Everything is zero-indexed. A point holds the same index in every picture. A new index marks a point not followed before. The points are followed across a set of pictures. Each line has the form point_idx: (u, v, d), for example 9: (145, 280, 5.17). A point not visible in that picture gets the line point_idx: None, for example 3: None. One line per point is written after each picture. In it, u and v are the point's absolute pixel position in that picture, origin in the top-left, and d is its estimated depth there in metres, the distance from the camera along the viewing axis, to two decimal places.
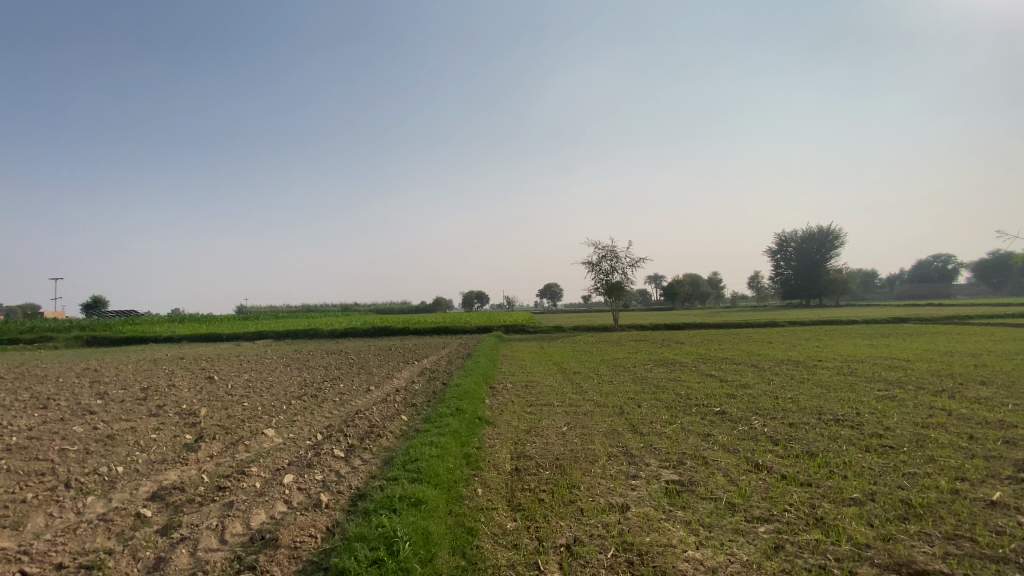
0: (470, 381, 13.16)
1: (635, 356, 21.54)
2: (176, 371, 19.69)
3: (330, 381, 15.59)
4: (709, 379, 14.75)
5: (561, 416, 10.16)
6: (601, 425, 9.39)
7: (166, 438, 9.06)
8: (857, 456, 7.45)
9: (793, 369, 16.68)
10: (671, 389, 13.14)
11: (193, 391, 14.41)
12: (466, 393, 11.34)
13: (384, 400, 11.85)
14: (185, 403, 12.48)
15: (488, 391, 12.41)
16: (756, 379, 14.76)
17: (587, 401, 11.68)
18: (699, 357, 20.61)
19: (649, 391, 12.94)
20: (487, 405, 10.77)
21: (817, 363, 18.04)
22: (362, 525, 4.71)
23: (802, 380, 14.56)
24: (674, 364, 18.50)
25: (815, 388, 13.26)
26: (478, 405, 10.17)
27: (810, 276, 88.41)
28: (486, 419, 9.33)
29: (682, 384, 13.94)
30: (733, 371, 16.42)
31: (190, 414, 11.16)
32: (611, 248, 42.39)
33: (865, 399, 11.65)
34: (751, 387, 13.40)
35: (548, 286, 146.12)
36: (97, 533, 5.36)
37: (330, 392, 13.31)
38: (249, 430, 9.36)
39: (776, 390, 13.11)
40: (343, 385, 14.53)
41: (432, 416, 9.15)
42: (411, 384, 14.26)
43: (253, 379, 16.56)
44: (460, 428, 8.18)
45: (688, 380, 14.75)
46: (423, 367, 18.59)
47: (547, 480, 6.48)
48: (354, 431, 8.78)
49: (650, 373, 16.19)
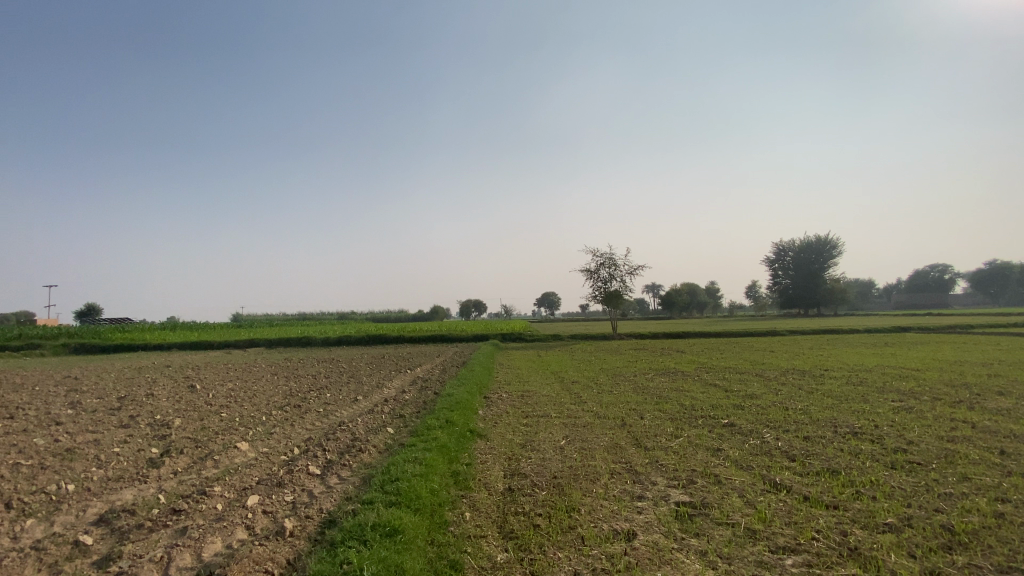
0: (462, 391, 12.48)
1: (636, 365, 20.82)
2: (158, 380, 18.95)
3: (317, 390, 14.88)
4: (714, 390, 14.05)
5: (558, 429, 9.48)
6: (602, 439, 8.71)
7: (129, 452, 8.35)
8: (885, 475, 6.78)
9: (801, 379, 16.03)
10: (674, 400, 12.48)
11: (170, 401, 13.66)
12: (458, 403, 10.65)
13: (372, 410, 11.18)
14: (159, 414, 11.74)
15: (482, 402, 11.73)
16: (763, 389, 14.10)
17: (586, 413, 11.00)
18: (701, 366, 19.92)
19: (652, 401, 12.25)
20: (480, 416, 10.10)
21: (824, 373, 17.37)
22: (325, 560, 4.04)
23: (811, 390, 13.90)
24: (677, 374, 17.80)
25: (826, 399, 12.59)
26: (470, 416, 9.52)
27: (809, 285, 87.98)
28: (478, 432, 8.65)
29: (686, 395, 13.25)
30: (738, 380, 15.75)
31: (163, 425, 10.44)
32: (610, 256, 41.85)
33: (881, 411, 11.00)
34: (759, 398, 12.73)
35: (546, 295, 145.64)
36: (26, 564, 4.66)
37: (315, 402, 12.60)
38: (221, 444, 8.65)
39: (786, 400, 12.43)
40: (329, 394, 13.81)
41: (419, 428, 8.48)
42: (400, 393, 13.56)
43: (236, 388, 15.81)
44: (448, 442, 7.53)
45: (692, 390, 14.11)
46: (416, 375, 17.87)
47: (543, 502, 5.80)
48: (334, 446, 8.10)
49: (652, 383, 15.54)
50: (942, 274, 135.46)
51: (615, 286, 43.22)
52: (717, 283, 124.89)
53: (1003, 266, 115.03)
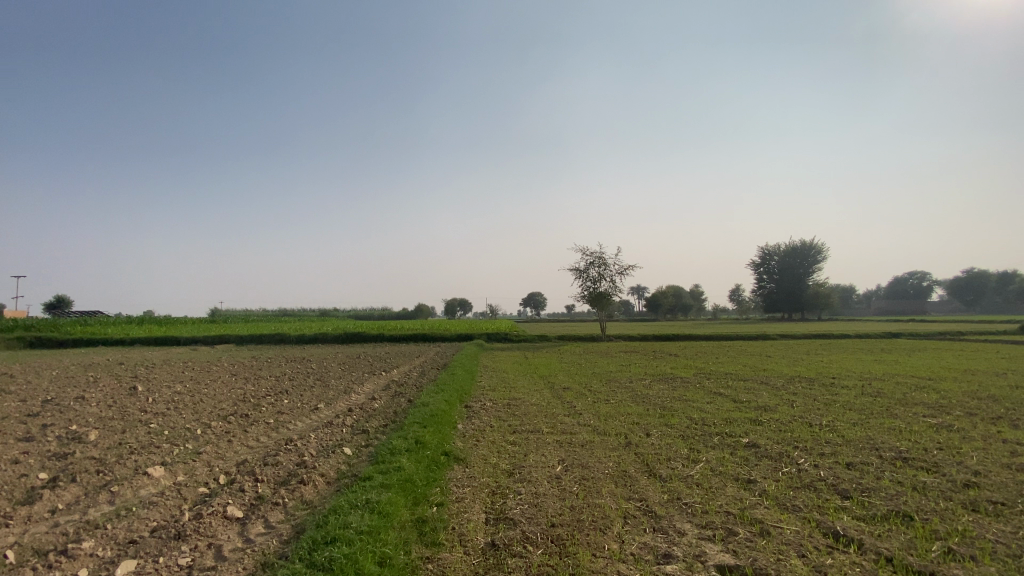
0: (439, 399, 10.86)
1: (629, 369, 19.33)
2: (102, 380, 17.04)
3: (273, 395, 13.12)
4: (721, 400, 12.60)
5: (552, 449, 7.92)
6: (606, 465, 7.17)
7: (8, 478, 6.57)
8: (974, 524, 5.30)
9: (811, 388, 14.69)
10: (680, 412, 11.00)
11: (99, 406, 11.80)
12: (434, 416, 9.05)
13: (330, 423, 9.49)
14: (75, 424, 9.86)
15: (461, 413, 10.10)
16: (775, 400, 12.74)
17: (582, 428, 9.44)
18: (699, 372, 18.50)
19: (656, 414, 10.76)
20: (458, 433, 8.47)
21: (834, 382, 16.03)
22: None
23: (827, 402, 12.50)
24: (675, 380, 16.35)
25: (849, 413, 11.19)
26: (445, 434, 7.90)
27: (794, 289, 87.93)
28: (454, 455, 7.07)
29: (692, 406, 11.75)
30: (744, 389, 14.33)
31: (72, 439, 8.63)
32: (600, 255, 40.46)
33: (919, 429, 9.61)
34: (774, 411, 11.31)
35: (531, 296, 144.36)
36: None
37: (267, 412, 10.87)
38: (132, 469, 6.91)
39: (805, 415, 11.00)
40: (286, 402, 12.05)
41: (382, 452, 6.86)
42: (368, 401, 11.87)
43: (182, 392, 13.95)
44: (415, 474, 5.91)
45: (696, 400, 12.67)
46: (389, 379, 16.14)
47: (538, 569, 4.19)
48: (272, 474, 6.44)
49: (651, 391, 14.08)
50: (920, 281, 137.39)
51: (604, 286, 41.86)
52: (700, 287, 125.12)
53: (979, 274, 116.71)
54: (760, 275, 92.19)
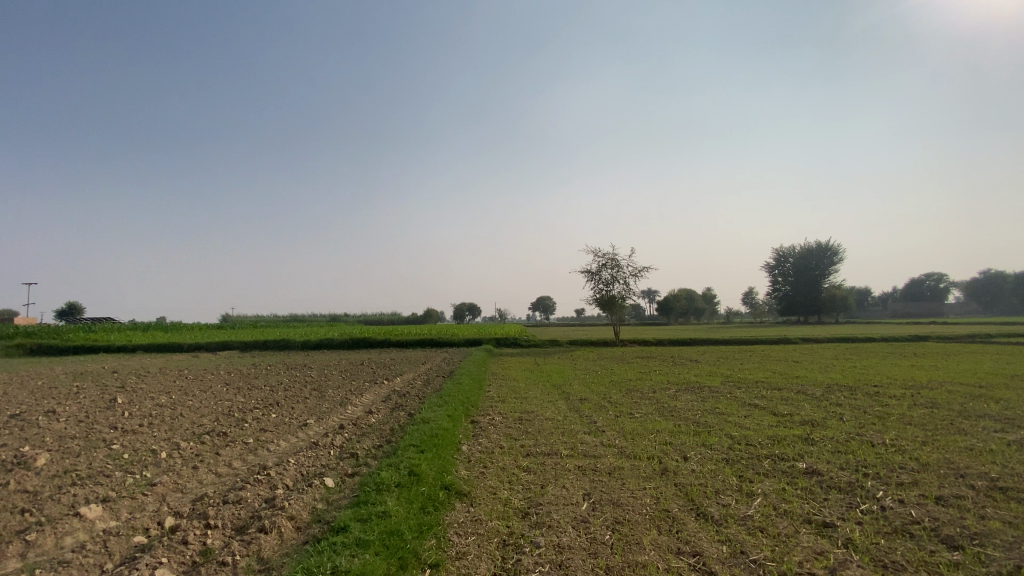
0: (442, 415, 9.58)
1: (649, 377, 17.94)
2: (86, 391, 15.97)
3: (262, 409, 11.91)
4: (760, 414, 11.18)
5: (575, 480, 6.63)
6: (643, 502, 5.86)
7: None
8: None
9: (855, 399, 13.22)
10: (716, 429, 9.66)
11: (67, 422, 10.63)
12: (434, 436, 7.80)
13: (316, 444, 8.26)
14: (29, 445, 8.67)
15: (466, 431, 8.83)
16: (818, 412, 11.34)
17: (607, 450, 8.13)
18: (726, 380, 17.05)
19: (689, 432, 9.39)
20: (462, 458, 7.22)
21: (877, 390, 14.54)
22: None
23: (879, 416, 11.05)
24: (701, 390, 14.95)
25: (911, 429, 9.73)
26: (446, 461, 6.64)
27: (810, 292, 85.66)
28: (456, 489, 5.81)
29: (729, 422, 10.36)
30: (780, 400, 12.91)
31: (15, 465, 7.42)
32: (612, 256, 39.17)
33: (1003, 448, 8.16)
34: (823, 426, 9.91)
35: (541, 300, 142.70)
36: None
37: (249, 429, 9.65)
38: (65, 510, 5.68)
39: (860, 432, 9.57)
40: (273, 417, 10.84)
41: (367, 487, 5.62)
42: (364, 416, 10.64)
43: (165, 404, 12.81)
44: (404, 524, 4.66)
45: (731, 413, 11.30)
46: (390, 390, 14.88)
47: None
48: (229, 518, 5.20)
49: (677, 402, 12.72)
50: (938, 283, 134.20)
51: (617, 289, 40.44)
52: (712, 291, 122.97)
53: (998, 275, 113.66)
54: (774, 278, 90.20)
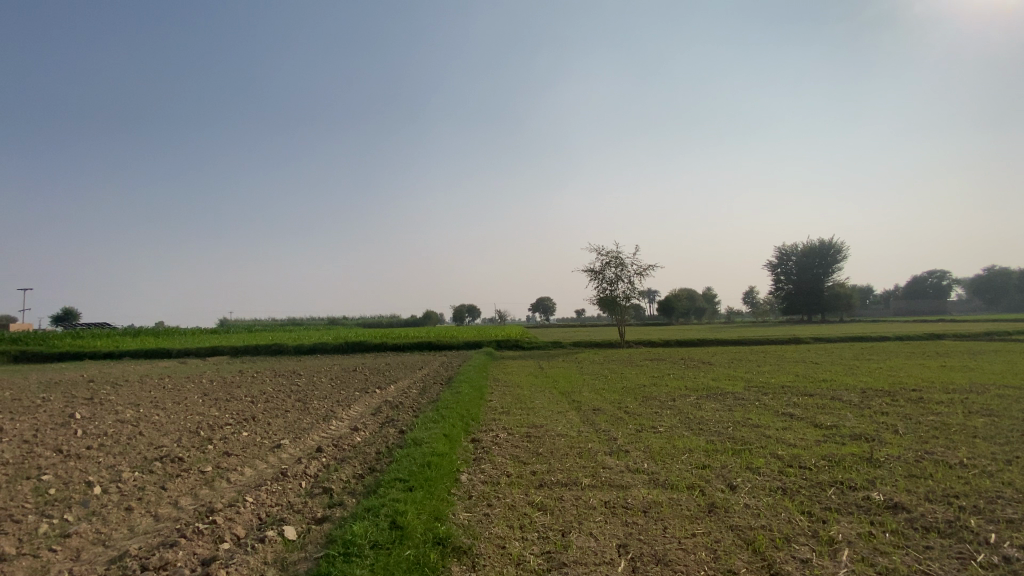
0: (437, 434, 8.17)
1: (664, 382, 16.53)
2: (49, 403, 14.52)
3: (235, 426, 10.47)
4: (802, 427, 9.79)
5: (604, 524, 5.24)
6: (699, 559, 4.47)
7: None
8: None
9: (901, 407, 11.81)
10: (759, 448, 8.25)
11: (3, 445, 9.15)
12: (426, 465, 6.43)
13: (285, 475, 6.85)
14: None
15: (466, 455, 7.44)
16: (868, 425, 9.93)
17: (637, 478, 6.73)
18: (749, 385, 15.63)
19: (728, 451, 8.01)
20: (460, 495, 5.82)
21: (921, 396, 13.12)
22: None
23: (939, 428, 9.65)
24: (725, 397, 13.54)
25: (985, 445, 8.33)
26: (440, 503, 5.25)
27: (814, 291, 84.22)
28: (452, 546, 4.41)
29: (770, 438, 8.97)
30: (819, 410, 11.50)
31: None
32: (616, 254, 37.77)
33: None
34: (883, 443, 8.51)
35: (542, 301, 141.02)
36: None
37: (212, 453, 8.21)
38: None
39: (929, 449, 8.16)
40: (244, 436, 9.39)
41: (333, 548, 4.23)
42: (347, 435, 9.21)
43: (127, 420, 11.39)
44: None
45: (769, 426, 9.89)
46: (382, 400, 13.46)
47: None
48: None
49: (704, 413, 11.28)
50: (941, 280, 132.91)
51: (621, 289, 39.03)
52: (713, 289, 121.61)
53: (1003, 271, 111.88)
54: (777, 277, 88.69)
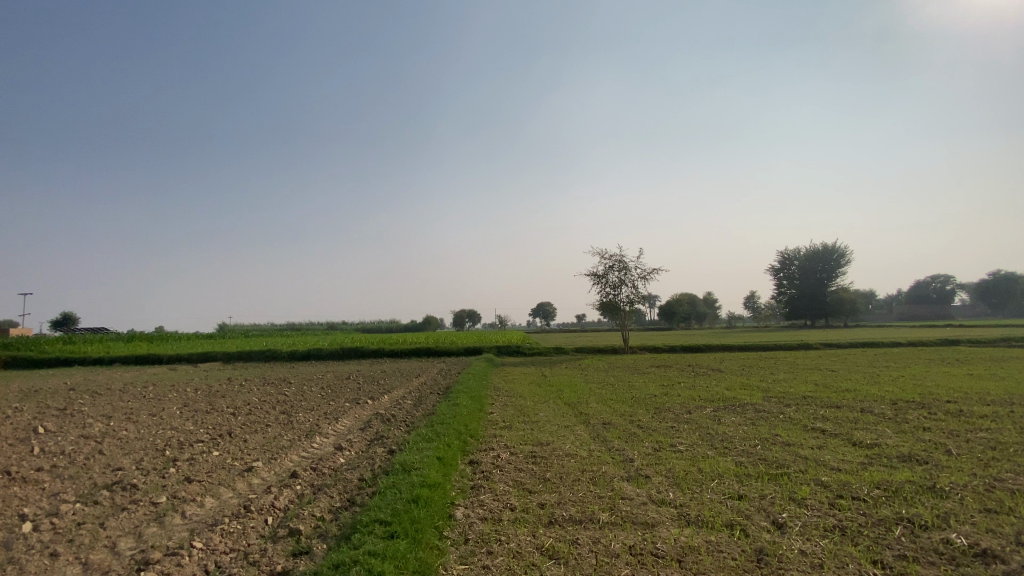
0: (430, 456, 7.13)
1: (676, 392, 15.49)
2: (16, 414, 13.46)
3: (207, 443, 9.40)
4: (840, 446, 8.73)
5: None
6: None
7: None
8: None
9: (942, 421, 10.75)
10: (797, 473, 7.21)
11: None
12: (414, 499, 5.40)
13: (249, 509, 5.80)
14: None
15: (462, 484, 6.40)
16: (914, 444, 8.87)
17: (666, 514, 5.69)
18: (768, 396, 14.57)
19: (764, 477, 6.97)
20: (452, 539, 4.77)
21: (958, 409, 12.06)
22: None
23: (996, 448, 8.59)
24: (746, 409, 12.49)
25: None
26: (426, 555, 4.20)
27: (817, 296, 83.17)
28: None
29: (807, 459, 7.94)
30: (854, 425, 10.43)
31: None
32: (620, 257, 36.76)
33: None
34: (939, 467, 7.47)
35: (543, 306, 139.97)
36: None
37: (172, 478, 7.16)
38: None
39: (995, 475, 7.12)
40: (213, 457, 8.31)
41: None
42: (329, 456, 8.13)
43: (92, 435, 10.35)
44: None
45: (803, 445, 8.85)
46: (373, 413, 12.38)
47: None
48: None
49: (727, 428, 10.22)
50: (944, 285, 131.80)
51: (625, 293, 38.00)
52: (714, 295, 120.67)
53: (1008, 276, 110.69)
54: (780, 282, 87.71)
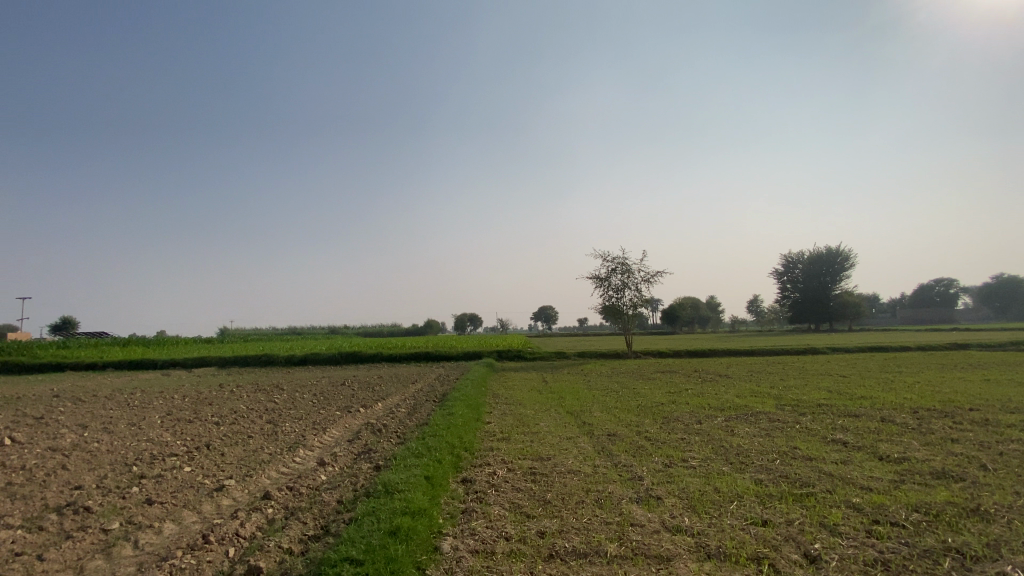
0: (417, 476, 6.43)
1: (683, 400, 14.80)
2: None
3: (180, 458, 8.69)
4: (866, 461, 8.02)
5: None
6: None
7: None
8: None
9: (970, 431, 10.03)
10: (824, 493, 6.50)
11: None
12: (394, 531, 4.70)
13: (208, 539, 5.10)
14: None
15: (451, 510, 5.70)
16: (947, 458, 8.15)
17: (682, 545, 4.98)
18: (780, 404, 13.86)
19: (788, 498, 6.26)
20: None
21: (984, 418, 11.34)
22: None
23: None
24: (758, 418, 11.78)
25: None
26: None
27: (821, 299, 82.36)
28: None
29: (832, 476, 7.23)
30: (877, 437, 9.70)
31: None
32: (623, 260, 36.11)
33: None
34: (979, 485, 6.75)
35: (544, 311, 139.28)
36: None
37: (132, 500, 6.45)
38: None
39: None
40: (183, 473, 7.60)
41: None
42: (308, 473, 7.41)
43: (61, 448, 9.65)
44: None
45: (825, 460, 8.13)
46: (364, 423, 11.66)
47: None
48: None
49: (741, 440, 9.50)
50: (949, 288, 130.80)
51: (627, 297, 37.31)
52: (716, 299, 119.89)
53: (1013, 279, 109.68)
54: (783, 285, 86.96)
